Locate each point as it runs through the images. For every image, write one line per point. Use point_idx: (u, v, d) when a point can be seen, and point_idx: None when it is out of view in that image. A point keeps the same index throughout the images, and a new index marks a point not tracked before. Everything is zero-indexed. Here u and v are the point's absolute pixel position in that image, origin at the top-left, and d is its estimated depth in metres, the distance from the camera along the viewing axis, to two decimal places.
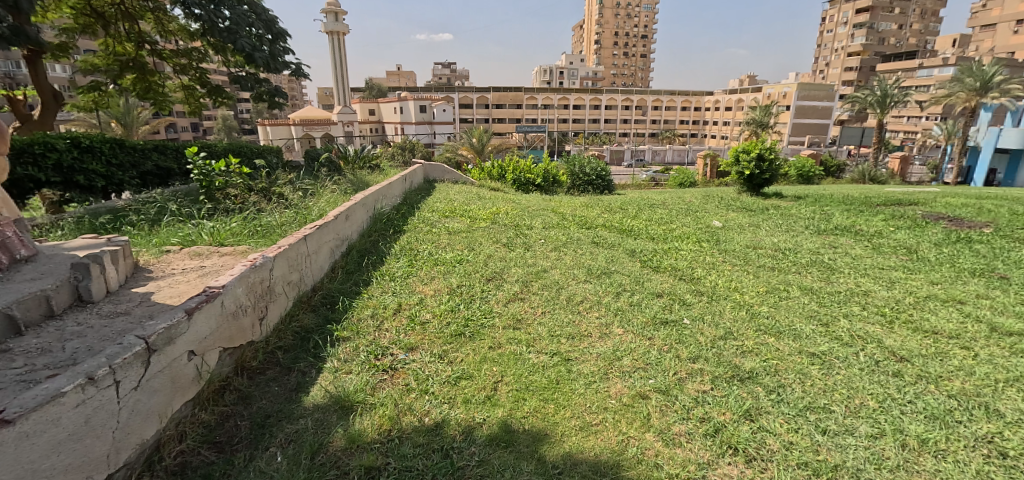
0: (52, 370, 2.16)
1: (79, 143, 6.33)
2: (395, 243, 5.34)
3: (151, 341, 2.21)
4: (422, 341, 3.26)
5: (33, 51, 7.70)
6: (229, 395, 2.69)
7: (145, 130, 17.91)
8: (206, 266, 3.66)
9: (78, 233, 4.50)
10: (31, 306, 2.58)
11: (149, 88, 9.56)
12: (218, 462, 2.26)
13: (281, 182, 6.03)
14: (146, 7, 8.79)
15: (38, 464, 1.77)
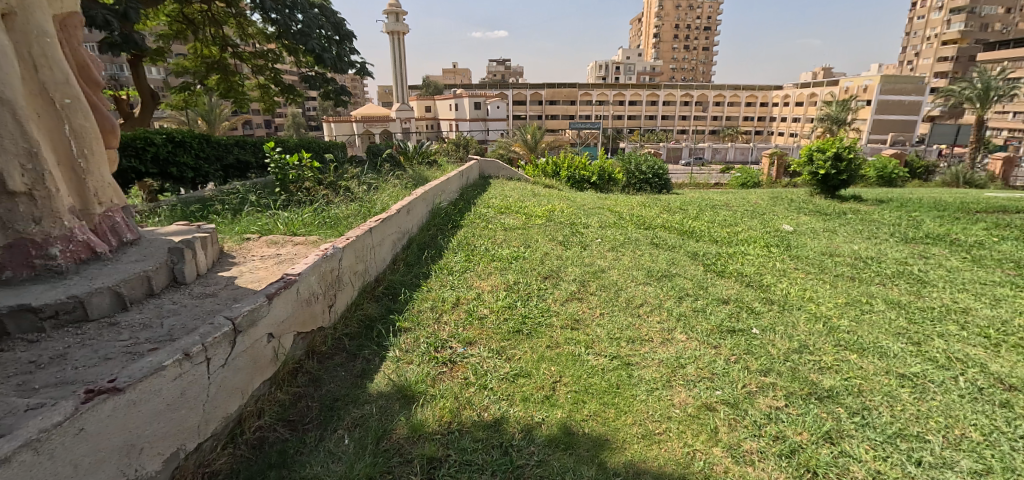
0: (152, 345, 2.38)
1: (172, 138, 6.93)
2: (453, 238, 5.45)
3: (237, 322, 2.40)
4: (480, 336, 3.31)
5: (135, 55, 8.49)
6: (301, 376, 2.86)
7: (225, 126, 19.30)
8: (281, 254, 3.90)
9: (171, 220, 4.94)
10: (135, 285, 2.84)
11: (231, 88, 10.32)
12: (292, 439, 2.41)
13: (348, 177, 6.32)
14: (229, 12, 9.46)
15: (144, 430, 1.95)
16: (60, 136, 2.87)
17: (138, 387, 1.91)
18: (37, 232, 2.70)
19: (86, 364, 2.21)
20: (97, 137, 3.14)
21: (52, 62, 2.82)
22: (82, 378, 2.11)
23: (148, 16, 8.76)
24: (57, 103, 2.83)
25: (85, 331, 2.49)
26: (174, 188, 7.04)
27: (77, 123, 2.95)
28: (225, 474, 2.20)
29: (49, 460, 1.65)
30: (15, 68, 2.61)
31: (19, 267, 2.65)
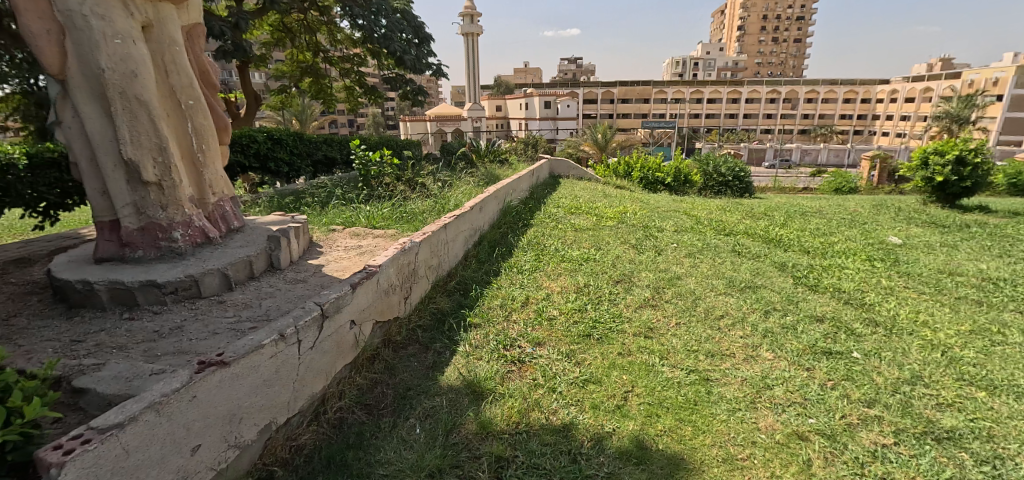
0: (252, 324, 2.59)
1: (272, 137, 7.55)
2: (524, 236, 5.46)
3: (326, 308, 2.55)
4: (549, 337, 3.28)
5: (243, 61, 9.35)
6: (378, 363, 2.99)
7: (315, 125, 20.74)
8: (363, 245, 4.11)
9: (268, 210, 5.37)
10: (240, 268, 3.11)
11: (321, 89, 11.09)
12: (368, 422, 2.53)
13: (424, 174, 6.53)
14: (322, 20, 10.15)
15: (245, 402, 2.10)
16: (184, 133, 3.21)
17: (241, 362, 2.06)
18: (162, 218, 3.05)
19: (197, 338, 2.45)
20: (214, 134, 3.47)
21: (180, 67, 3.15)
22: (195, 349, 2.35)
23: (253, 26, 9.61)
24: (182, 104, 3.16)
25: (197, 308, 2.78)
26: (271, 181, 7.66)
27: (198, 121, 3.28)
28: (309, 448, 2.35)
29: (167, 422, 1.79)
30: (150, 73, 2.95)
31: (148, 247, 3.03)
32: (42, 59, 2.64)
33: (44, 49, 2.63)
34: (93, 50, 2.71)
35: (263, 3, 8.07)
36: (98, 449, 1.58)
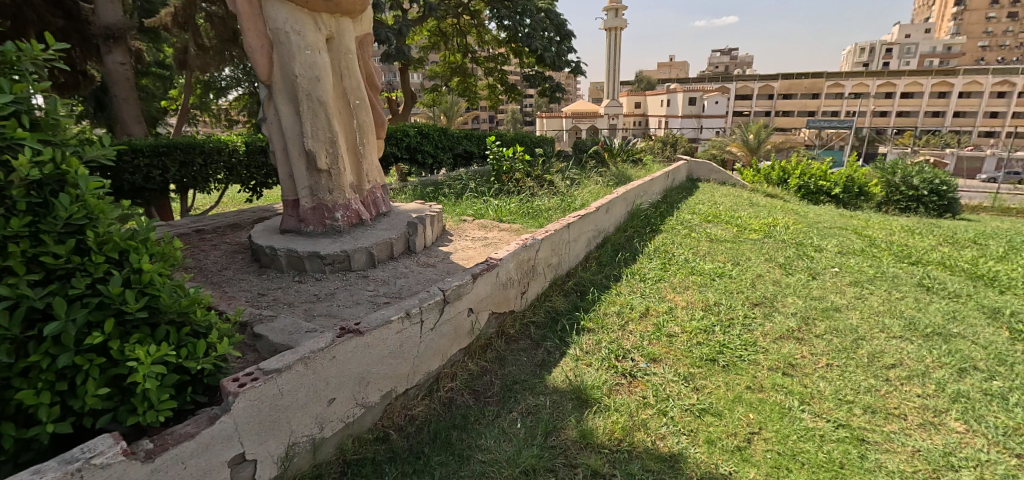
0: (389, 299, 2.76)
1: (421, 132, 8.15)
2: (652, 243, 5.09)
3: (448, 293, 2.48)
4: (666, 355, 2.98)
5: (404, 64, 10.26)
6: (490, 352, 2.90)
7: (460, 122, 22.10)
8: (488, 237, 4.17)
9: (409, 198, 5.78)
10: (383, 248, 3.34)
11: (466, 88, 11.67)
12: (474, 406, 2.41)
13: (554, 171, 6.47)
14: (472, 22, 10.72)
15: (377, 370, 2.07)
16: (350, 129, 3.53)
17: (373, 332, 2.01)
18: (330, 200, 3.39)
19: (342, 306, 2.66)
20: (374, 130, 3.78)
21: (352, 72, 3.47)
22: (342, 315, 2.56)
23: (414, 32, 10.52)
24: (351, 103, 3.48)
25: (347, 279, 3.04)
26: (418, 172, 8.25)
27: (363, 119, 3.58)
28: (423, 420, 2.25)
29: (313, 375, 1.76)
30: (330, 77, 3.30)
31: (317, 223, 3.41)
32: (255, 68, 3.12)
33: (257, 60, 3.09)
34: (289, 60, 3.11)
35: (424, 9, 8.77)
36: (260, 387, 1.58)
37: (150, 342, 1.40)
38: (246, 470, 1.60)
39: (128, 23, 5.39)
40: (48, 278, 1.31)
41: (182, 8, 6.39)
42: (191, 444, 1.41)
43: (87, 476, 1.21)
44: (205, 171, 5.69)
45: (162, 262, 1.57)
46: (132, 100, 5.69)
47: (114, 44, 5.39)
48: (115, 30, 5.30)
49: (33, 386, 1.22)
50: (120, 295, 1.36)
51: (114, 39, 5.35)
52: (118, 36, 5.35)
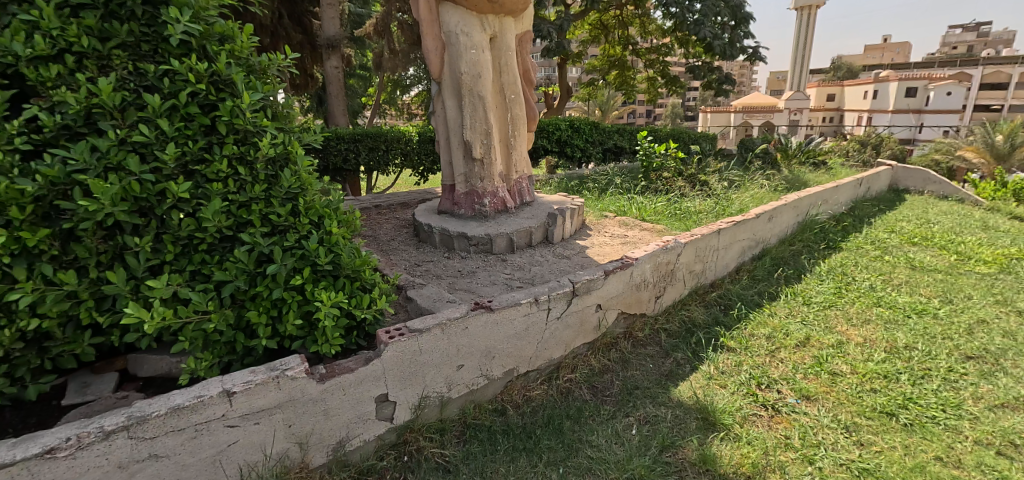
0: (521, 284, 2.99)
1: (573, 126, 8.33)
2: (824, 263, 4.27)
3: (577, 286, 2.47)
4: (825, 394, 2.45)
5: (563, 58, 10.52)
6: (614, 353, 2.70)
7: (616, 115, 21.76)
8: (628, 236, 4.13)
9: (555, 190, 5.98)
10: (522, 236, 3.58)
11: (625, 81, 11.59)
12: (590, 402, 2.31)
13: (710, 171, 6.06)
14: (636, 13, 10.56)
15: (501, 347, 2.20)
16: (503, 122, 3.83)
17: (503, 310, 2.17)
18: (481, 187, 3.73)
19: (481, 283, 2.96)
20: (525, 122, 4.03)
21: (510, 68, 3.74)
22: (480, 292, 2.84)
23: (576, 26, 10.71)
24: (506, 98, 3.77)
25: (487, 261, 3.35)
26: (565, 165, 8.41)
27: (515, 112, 3.85)
28: (539, 404, 2.26)
29: (447, 340, 2.00)
30: (489, 74, 3.61)
31: (468, 207, 3.79)
32: (430, 68, 3.57)
33: (432, 61, 3.54)
34: (457, 59, 3.49)
35: (585, 3, 8.88)
36: (405, 341, 1.86)
37: (332, 289, 1.78)
38: (388, 408, 1.88)
39: (343, 34, 6.41)
40: (273, 230, 1.75)
41: (380, 18, 7.49)
42: (350, 376, 1.74)
43: (282, 383, 1.59)
44: (387, 156, 6.64)
45: (346, 229, 1.95)
46: (342, 97, 6.80)
47: (334, 52, 6.46)
48: (335, 42, 6.35)
49: (258, 310, 1.67)
50: (316, 250, 1.75)
51: (334, 48, 6.41)
52: (337, 46, 6.39)
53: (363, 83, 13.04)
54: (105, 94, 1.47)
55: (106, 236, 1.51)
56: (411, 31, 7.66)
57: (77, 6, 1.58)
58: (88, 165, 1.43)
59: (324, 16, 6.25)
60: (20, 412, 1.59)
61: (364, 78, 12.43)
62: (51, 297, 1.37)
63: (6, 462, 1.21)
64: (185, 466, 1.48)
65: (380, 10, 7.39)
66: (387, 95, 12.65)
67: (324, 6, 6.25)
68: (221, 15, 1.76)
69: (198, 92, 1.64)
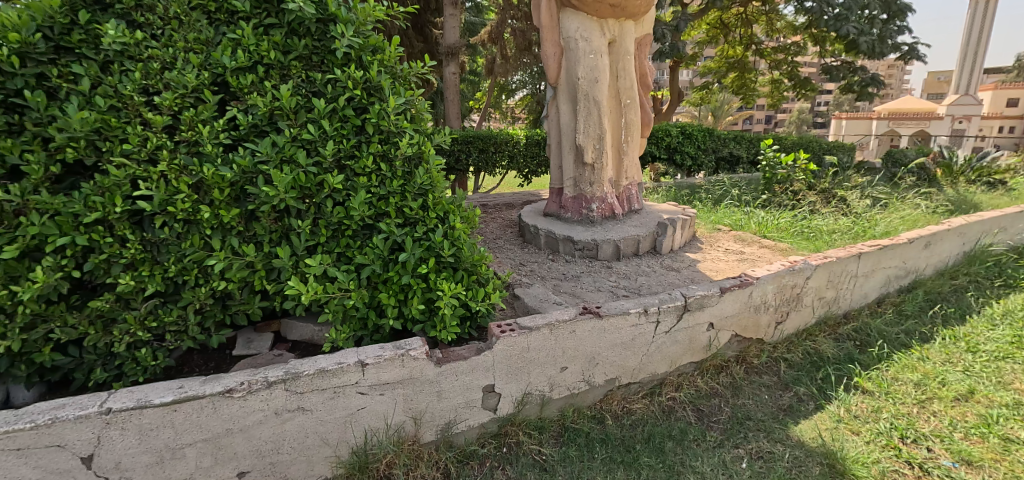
0: (626, 292, 2.93)
1: (685, 132, 7.93)
2: (998, 303, 3.59)
3: (689, 302, 2.37)
4: (991, 460, 2.07)
5: (676, 62, 10.06)
6: (724, 377, 2.54)
7: (731, 120, 20.26)
8: (746, 252, 3.84)
9: (664, 199, 5.73)
10: (629, 244, 3.52)
11: (744, 85, 10.67)
12: (694, 426, 2.20)
13: (846, 186, 5.39)
14: (763, 10, 9.79)
15: (605, 354, 2.20)
16: (617, 127, 3.78)
17: (612, 318, 2.16)
18: (589, 192, 3.72)
19: (585, 289, 2.96)
20: (639, 128, 3.94)
21: (627, 72, 3.68)
22: (583, 297, 2.85)
23: (693, 26, 10.21)
24: (621, 103, 3.72)
25: (592, 266, 3.35)
26: (674, 173, 8.08)
27: (630, 118, 3.78)
28: (640, 418, 2.21)
29: (554, 341, 2.04)
30: (607, 79, 3.59)
31: (575, 211, 3.81)
32: (547, 73, 3.64)
33: (550, 66, 3.60)
34: (576, 64, 3.52)
35: (705, 2, 8.40)
36: (515, 337, 1.94)
37: (451, 280, 1.92)
38: (493, 399, 1.98)
39: (462, 42, 6.67)
40: (405, 222, 1.93)
41: (495, 26, 7.80)
42: (463, 364, 1.86)
43: (405, 362, 1.75)
44: (495, 157, 6.90)
45: (467, 224, 2.08)
46: (457, 101, 7.05)
47: (452, 59, 6.49)
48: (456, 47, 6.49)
49: (388, 292, 1.85)
50: (440, 242, 1.90)
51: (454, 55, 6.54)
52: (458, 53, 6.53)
53: (471, 88, 13.60)
54: (284, 98, 1.74)
55: (277, 218, 1.79)
56: (523, 36, 7.84)
57: (270, 25, 1.89)
58: (269, 157, 1.71)
59: (447, 26, 6.46)
60: (204, 357, 1.95)
61: (473, 82, 12.93)
62: (236, 265, 1.67)
63: (199, 394, 1.51)
64: (322, 422, 1.70)
65: (495, 18, 7.63)
66: (494, 98, 13.09)
67: (446, 16, 6.46)
68: (374, 28, 1.96)
69: (353, 97, 1.87)
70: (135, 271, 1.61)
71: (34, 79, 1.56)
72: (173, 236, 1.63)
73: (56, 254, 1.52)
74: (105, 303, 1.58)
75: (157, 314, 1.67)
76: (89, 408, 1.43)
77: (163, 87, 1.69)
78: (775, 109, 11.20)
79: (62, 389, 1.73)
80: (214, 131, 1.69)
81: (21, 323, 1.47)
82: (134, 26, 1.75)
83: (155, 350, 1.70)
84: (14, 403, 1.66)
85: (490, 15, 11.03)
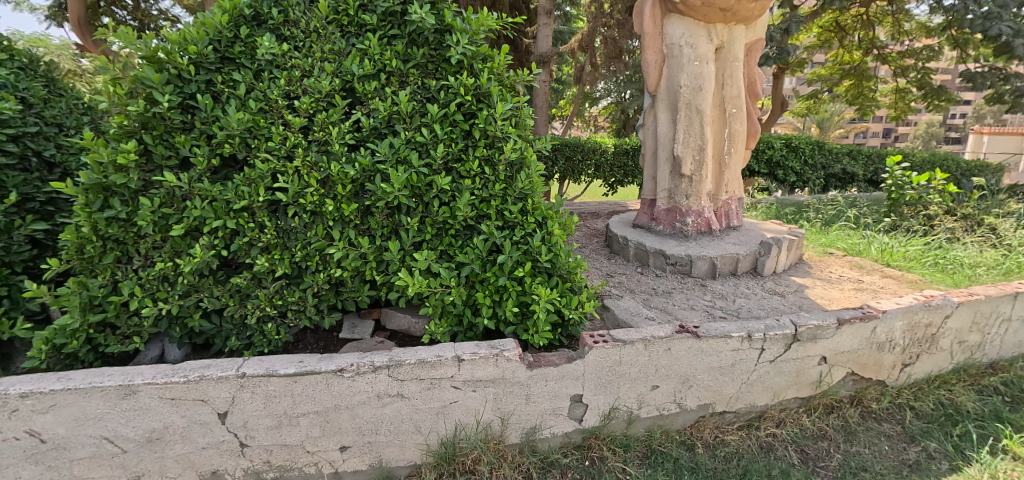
0: (722, 314, 2.75)
1: (790, 145, 7.31)
2: None
3: (800, 331, 2.17)
4: None
5: (781, 68, 9.33)
6: (835, 418, 2.28)
7: (839, 133, 18.36)
8: (865, 280, 3.42)
9: (764, 216, 5.31)
10: (727, 262, 3.30)
11: (861, 93, 9.60)
12: (798, 468, 2.00)
13: (992, 211, 4.62)
14: (890, 9, 8.77)
15: (701, 376, 2.08)
16: (721, 138, 3.58)
17: (711, 340, 2.03)
18: (685, 204, 3.55)
19: (678, 306, 2.82)
20: (745, 139, 3.69)
21: (735, 80, 3.47)
22: (675, 314, 2.71)
23: (804, 30, 9.41)
24: (727, 112, 3.51)
25: (684, 283, 3.19)
26: (776, 189, 7.46)
27: (736, 128, 3.56)
28: (735, 451, 2.05)
29: (647, 357, 1.97)
30: (712, 87, 3.41)
31: (668, 223, 3.65)
32: (647, 81, 3.52)
33: (651, 74, 3.47)
34: (679, 71, 3.37)
35: (819, 3, 7.70)
36: (608, 349, 1.90)
37: (546, 286, 1.93)
38: (579, 409, 1.96)
39: (555, 50, 6.05)
40: (505, 225, 1.98)
41: (586, 34, 7.75)
42: (554, 370, 1.87)
43: (497, 361, 1.79)
44: (581, 165, 6.88)
45: (564, 230, 2.08)
46: (546, 110, 6.34)
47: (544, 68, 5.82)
48: (547, 58, 5.91)
49: (484, 292, 1.91)
50: (537, 247, 1.92)
51: (545, 65, 5.98)
52: (548, 64, 5.96)
53: (555, 97, 13.60)
54: (403, 103, 1.88)
55: (389, 214, 1.93)
56: (615, 44, 7.69)
57: (393, 36, 2.03)
58: (386, 158, 1.85)
59: (539, 35, 5.96)
60: (315, 336, 2.14)
61: (558, 91, 12.98)
62: (352, 255, 1.82)
63: (317, 370, 1.66)
64: (417, 409, 1.78)
65: (586, 26, 7.50)
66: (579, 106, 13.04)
67: (539, 26, 5.97)
68: (485, 38, 2.02)
69: (463, 103, 1.96)
70: (269, 255, 1.82)
71: (204, 85, 1.83)
72: (301, 225, 1.82)
73: (210, 235, 1.77)
74: (243, 280, 1.80)
75: (282, 294, 1.87)
76: (228, 371, 1.63)
77: (302, 93, 1.89)
78: (898, 121, 9.94)
79: (203, 352, 1.99)
80: (341, 132, 1.86)
81: (180, 291, 1.75)
82: (282, 39, 1.97)
83: (279, 325, 1.90)
84: (167, 359, 1.94)
85: (578, 24, 11.00)
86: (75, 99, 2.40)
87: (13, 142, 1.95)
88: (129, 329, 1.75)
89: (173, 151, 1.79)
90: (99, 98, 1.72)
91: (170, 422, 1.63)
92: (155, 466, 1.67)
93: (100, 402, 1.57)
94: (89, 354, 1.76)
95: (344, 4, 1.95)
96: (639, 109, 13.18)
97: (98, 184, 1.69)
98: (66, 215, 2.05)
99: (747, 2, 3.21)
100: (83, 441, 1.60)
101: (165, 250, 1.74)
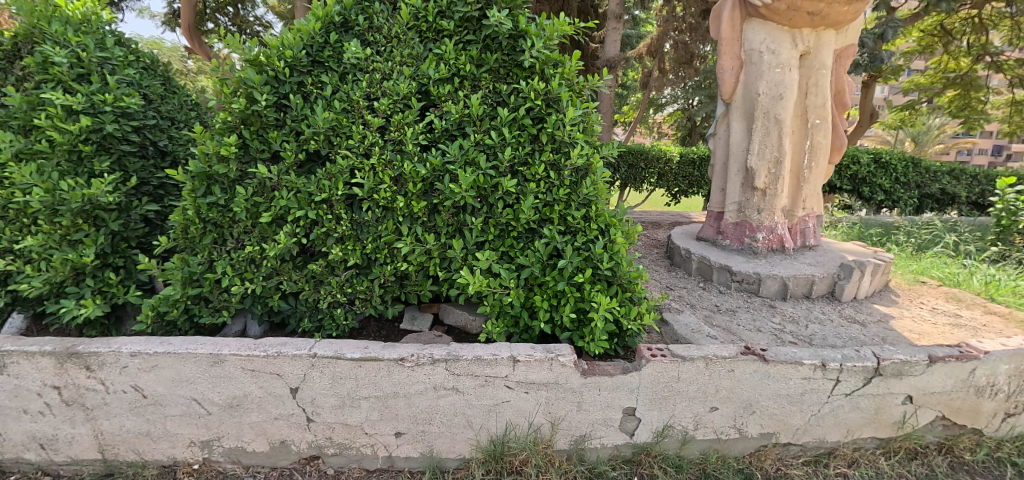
0: (792, 338, 2.59)
1: (879, 160, 6.72)
2: None
3: (883, 365, 2.00)
4: None
5: (872, 76, 8.61)
6: (918, 465, 2.07)
7: (938, 149, 16.68)
8: (964, 315, 3.07)
9: (844, 235, 4.92)
10: (801, 283, 3.10)
11: (968, 105, 8.65)
12: None
13: None
14: (1009, 11, 7.82)
15: (766, 401, 1.97)
16: (801, 150, 3.37)
17: (779, 365, 1.92)
18: (756, 219, 3.37)
19: (742, 326, 2.68)
20: (829, 152, 3.45)
21: (821, 89, 3.26)
22: (738, 334, 2.59)
23: (902, 35, 8.62)
24: (810, 123, 3.31)
25: (751, 302, 3.04)
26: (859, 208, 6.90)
27: (818, 140, 3.34)
28: None
29: (708, 376, 1.90)
30: (794, 96, 3.22)
31: (735, 238, 3.49)
32: (722, 89, 3.38)
33: (726, 81, 3.33)
34: (758, 79, 3.21)
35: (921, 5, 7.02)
36: (666, 363, 1.85)
37: (606, 293, 1.92)
38: (632, 423, 1.92)
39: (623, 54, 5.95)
40: (567, 230, 2.00)
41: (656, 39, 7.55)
42: (608, 380, 1.85)
43: (551, 366, 1.80)
44: (644, 173, 6.74)
45: (626, 238, 2.06)
46: (610, 115, 6.25)
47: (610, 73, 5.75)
48: (615, 63, 5.81)
49: (542, 295, 1.93)
50: (599, 254, 1.92)
51: (613, 69, 5.90)
52: (616, 69, 5.86)
53: (618, 102, 13.41)
54: (474, 107, 1.95)
55: (454, 213, 2.00)
56: (686, 49, 7.45)
57: (468, 41, 2.09)
58: (456, 159, 1.92)
59: (607, 39, 5.88)
60: (378, 325, 2.25)
61: (623, 97, 12.80)
62: (418, 250, 1.91)
63: (380, 358, 1.74)
64: (470, 405, 1.83)
65: (657, 30, 7.32)
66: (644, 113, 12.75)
67: (608, 30, 5.88)
68: (557, 43, 2.04)
69: (533, 107, 1.99)
70: (343, 245, 1.95)
71: (296, 86, 1.99)
72: (374, 219, 1.94)
73: (293, 224, 1.92)
74: (319, 266, 1.94)
75: (352, 282, 1.99)
76: (302, 350, 1.75)
77: (381, 94, 2.00)
78: (1014, 137, 8.86)
79: (279, 331, 2.15)
80: (415, 132, 1.96)
81: (264, 272, 1.91)
82: (365, 44, 2.10)
83: (347, 311, 2.02)
84: (248, 335, 2.13)
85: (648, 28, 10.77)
86: (185, 96, 2.68)
87: (137, 133, 2.20)
88: (219, 303, 1.93)
89: (266, 145, 1.97)
90: (208, 96, 1.92)
91: (248, 392, 1.77)
92: (234, 431, 1.83)
93: (193, 367, 1.74)
94: (186, 323, 1.96)
95: (424, 10, 2.03)
96: (709, 118, 12.69)
97: (203, 172, 1.89)
98: (174, 198, 2.29)
99: (839, 5, 3.01)
100: (177, 400, 1.78)
101: (254, 235, 1.91)
